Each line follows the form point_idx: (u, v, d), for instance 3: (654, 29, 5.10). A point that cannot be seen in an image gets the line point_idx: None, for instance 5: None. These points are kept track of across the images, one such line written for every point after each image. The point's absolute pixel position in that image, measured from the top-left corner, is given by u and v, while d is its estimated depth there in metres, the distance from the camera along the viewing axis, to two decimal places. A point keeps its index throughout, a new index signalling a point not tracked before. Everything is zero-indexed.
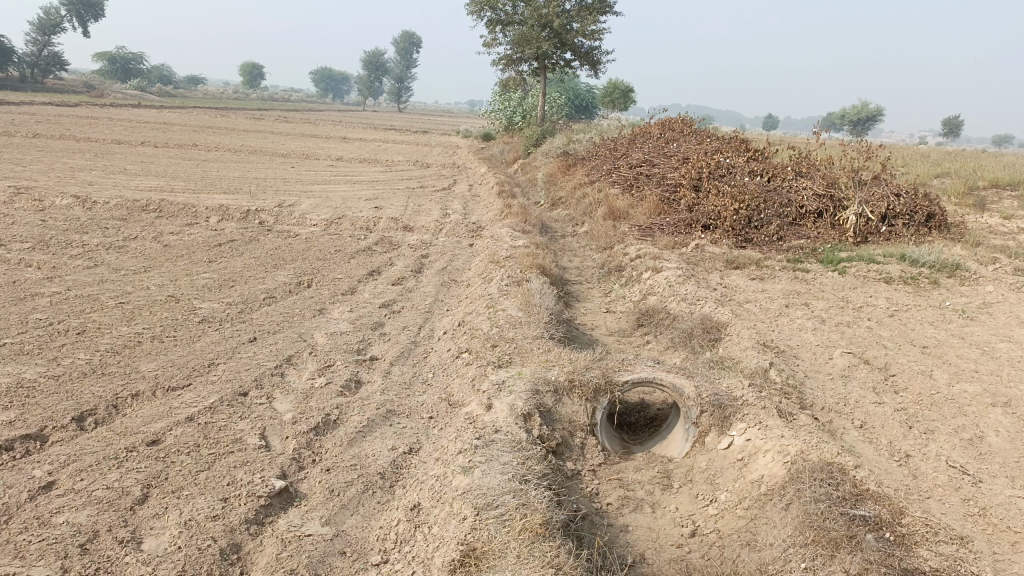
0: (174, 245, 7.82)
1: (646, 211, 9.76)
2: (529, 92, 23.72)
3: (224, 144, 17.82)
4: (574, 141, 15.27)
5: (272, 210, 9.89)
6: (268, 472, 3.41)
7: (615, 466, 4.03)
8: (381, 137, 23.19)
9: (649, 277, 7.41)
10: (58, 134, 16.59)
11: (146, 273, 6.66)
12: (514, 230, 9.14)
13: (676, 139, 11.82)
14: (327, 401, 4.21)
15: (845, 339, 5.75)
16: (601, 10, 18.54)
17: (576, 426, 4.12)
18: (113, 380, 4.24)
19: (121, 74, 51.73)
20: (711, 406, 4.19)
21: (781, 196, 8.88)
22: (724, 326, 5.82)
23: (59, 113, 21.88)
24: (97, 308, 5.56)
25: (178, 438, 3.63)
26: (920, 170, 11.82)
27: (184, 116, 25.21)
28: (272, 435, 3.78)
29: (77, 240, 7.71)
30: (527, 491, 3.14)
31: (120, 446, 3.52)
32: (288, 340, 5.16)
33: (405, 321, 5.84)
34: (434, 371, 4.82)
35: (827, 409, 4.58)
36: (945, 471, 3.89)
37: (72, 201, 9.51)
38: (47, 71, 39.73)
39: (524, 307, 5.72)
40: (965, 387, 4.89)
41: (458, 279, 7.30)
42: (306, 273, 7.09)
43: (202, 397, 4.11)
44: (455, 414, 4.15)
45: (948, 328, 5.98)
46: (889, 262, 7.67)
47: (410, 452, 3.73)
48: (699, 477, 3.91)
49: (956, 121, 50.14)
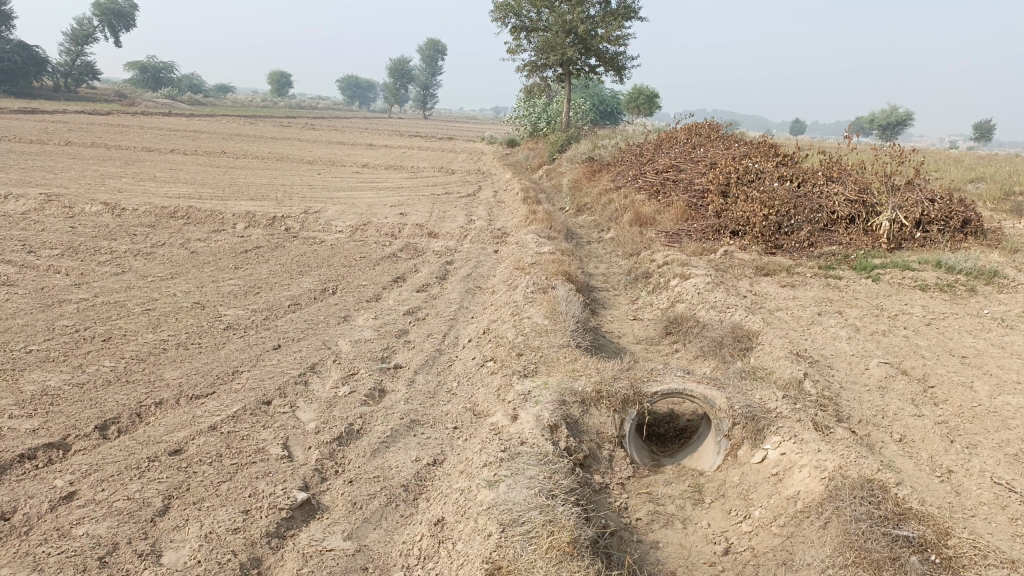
0: (201, 252, 7.84)
1: (674, 217, 9.63)
2: (554, 98, 23.65)
3: (251, 151, 17.97)
4: (599, 146, 15.18)
5: (298, 216, 9.89)
6: (290, 484, 3.35)
7: (644, 479, 3.93)
8: (407, 143, 23.25)
9: (677, 284, 7.28)
10: (89, 142, 16.83)
11: (172, 279, 6.67)
12: (539, 236, 9.06)
13: (703, 144, 11.68)
14: (350, 411, 4.15)
15: (881, 349, 5.59)
16: (626, 15, 18.43)
17: (604, 438, 4.03)
18: (137, 389, 4.21)
19: (151, 83, 52.58)
20: (744, 419, 4.07)
21: (813, 202, 8.71)
22: (755, 335, 5.68)
23: (91, 121, 22.21)
24: (124, 314, 5.56)
25: (200, 447, 3.59)
26: (954, 174, 11.55)
27: (212, 124, 25.46)
28: (295, 445, 3.73)
29: (105, 247, 7.75)
30: (555, 506, 3.04)
31: (142, 456, 3.48)
32: (312, 348, 5.11)
33: (430, 328, 5.78)
34: (459, 380, 4.75)
35: (863, 421, 4.43)
36: (990, 488, 3.73)
37: (101, 208, 9.59)
38: (80, 80, 40.37)
39: (550, 314, 5.63)
40: (1008, 400, 4.71)
41: (483, 285, 7.24)
42: (331, 279, 7.06)
43: (225, 406, 4.06)
44: (481, 425, 4.07)
45: (988, 337, 5.79)
46: (924, 269, 7.48)
47: (434, 464, 3.66)
48: (731, 492, 3.79)
49: (988, 125, 49.17)
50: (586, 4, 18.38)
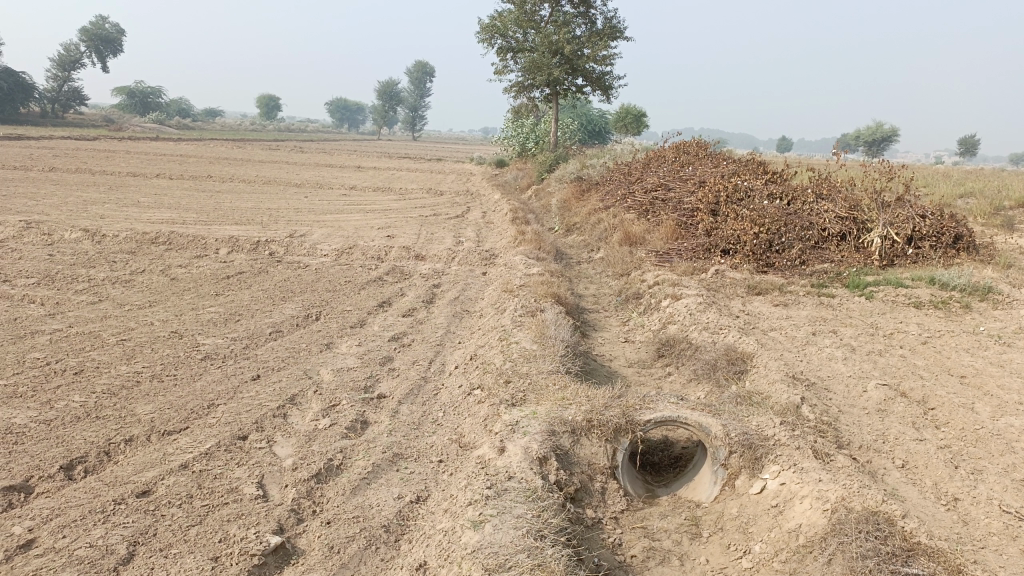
0: (181, 278, 7.66)
1: (664, 236, 9.51)
2: (542, 119, 23.64)
3: (237, 174, 17.80)
4: (588, 166, 15.08)
5: (282, 240, 9.72)
6: (264, 527, 3.16)
7: (639, 512, 3.76)
8: (395, 165, 23.14)
9: (668, 304, 7.14)
10: (73, 167, 16.65)
11: (150, 308, 6.47)
12: (528, 257, 8.90)
13: (692, 162, 11.60)
14: (330, 445, 3.97)
15: (879, 369, 5.45)
16: (612, 35, 18.48)
17: (596, 469, 3.86)
18: (107, 425, 4.02)
19: (139, 108, 52.47)
20: (742, 447, 3.92)
21: (803, 220, 8.60)
22: (750, 357, 5.54)
23: (77, 146, 22.05)
24: (97, 345, 5.37)
25: (170, 488, 3.41)
26: (944, 190, 11.50)
27: (198, 148, 25.31)
28: (271, 483, 3.54)
29: (82, 275, 7.56)
30: (545, 549, 2.87)
31: (108, 498, 3.29)
32: (292, 378, 4.93)
33: (415, 355, 5.62)
34: (445, 410, 4.57)
35: (864, 447, 4.29)
36: (999, 517, 3.57)
37: (81, 235, 9.41)
38: (67, 106, 40.21)
39: (539, 339, 5.47)
40: (1010, 422, 4.57)
41: (470, 309, 7.08)
42: (314, 305, 6.88)
43: (198, 442, 3.88)
44: (467, 458, 3.89)
45: (986, 356, 5.67)
46: (918, 286, 7.37)
47: (418, 502, 3.48)
48: (730, 525, 3.62)
49: (972, 141, 49.52)
50: (572, 25, 18.41)
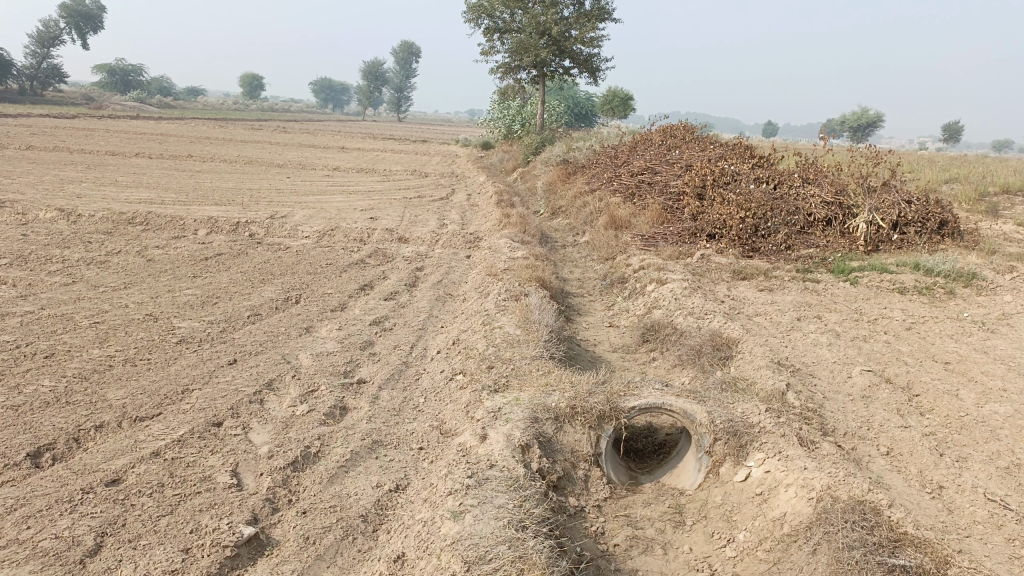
0: (159, 260, 7.50)
1: (649, 221, 9.43)
2: (528, 101, 23.49)
3: (219, 154, 17.54)
4: (574, 149, 14.96)
5: (263, 221, 9.55)
6: (237, 517, 3.08)
7: (622, 500, 3.70)
8: (380, 147, 22.93)
9: (653, 289, 7.08)
10: (51, 146, 16.33)
11: (126, 290, 6.33)
12: (513, 241, 8.81)
13: (678, 146, 11.52)
14: (308, 432, 3.88)
15: (864, 355, 5.42)
16: (599, 17, 18.27)
17: (579, 457, 3.80)
18: (77, 411, 3.90)
19: (120, 86, 51.64)
20: (727, 434, 3.87)
21: (789, 204, 8.55)
22: (735, 343, 5.49)
23: (56, 124, 21.66)
24: (70, 328, 5.23)
25: (141, 476, 3.31)
26: (929, 176, 11.50)
27: (180, 127, 24.92)
28: (246, 472, 3.45)
29: (57, 255, 7.39)
30: (526, 540, 2.80)
31: (76, 487, 3.19)
32: (270, 362, 4.82)
33: (397, 339, 5.52)
34: (426, 396, 4.49)
35: (849, 434, 4.25)
36: (984, 505, 3.55)
37: (56, 215, 9.20)
38: (47, 83, 39.43)
39: (523, 324, 5.39)
40: (995, 409, 4.55)
41: (454, 292, 6.98)
42: (295, 288, 6.76)
43: (171, 429, 3.77)
44: (448, 445, 3.82)
45: (970, 342, 5.65)
46: (902, 271, 7.36)
47: (397, 490, 3.40)
48: (714, 513, 3.57)
49: (955, 126, 49.69)
50: (560, 6, 18.18)
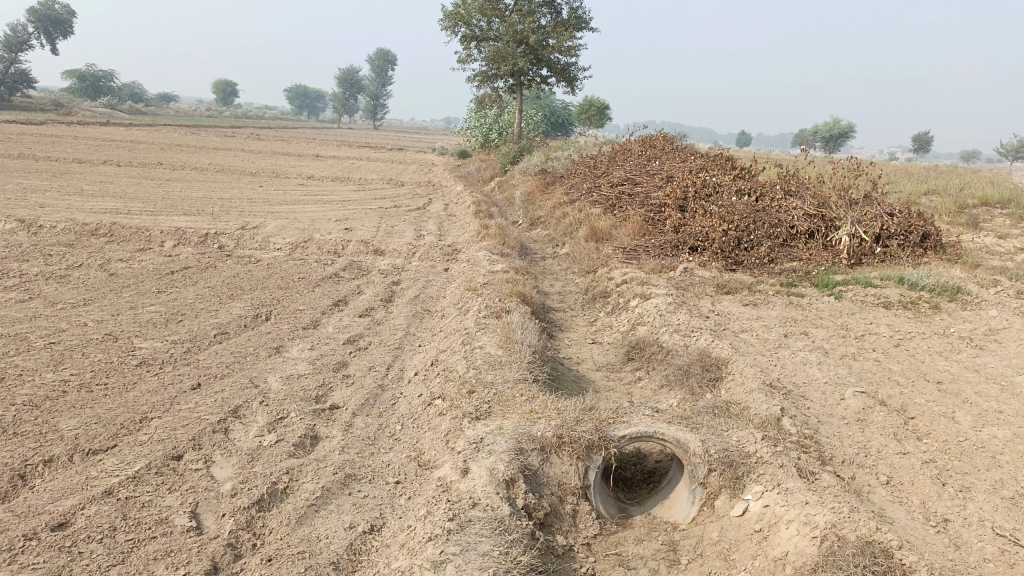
0: (122, 274, 7.17)
1: (631, 233, 9.26)
2: (506, 109, 23.31)
3: (189, 161, 17.13)
4: (553, 158, 14.78)
5: (233, 233, 9.23)
6: (194, 567, 2.80)
7: (613, 537, 3.47)
8: (357, 155, 22.63)
9: (636, 304, 6.88)
10: (14, 152, 15.83)
11: (85, 306, 6.00)
12: (492, 253, 8.58)
13: (659, 156, 11.37)
14: (275, 465, 3.61)
15: (855, 375, 5.26)
16: (577, 26, 18.14)
17: (566, 490, 3.57)
18: (23, 444, 3.59)
19: (91, 91, 50.77)
20: (722, 465, 3.67)
21: (772, 217, 8.39)
22: (725, 363, 5.29)
23: (22, 131, 21.06)
24: (22, 349, 4.91)
25: (91, 519, 3.02)
26: (908, 187, 11.45)
27: (152, 133, 24.44)
28: (207, 512, 3.17)
29: (14, 269, 7.04)
30: None
31: (18, 533, 2.90)
32: (236, 387, 4.53)
33: (372, 360, 5.26)
34: (403, 423, 4.23)
35: (846, 461, 4.07)
36: (993, 541, 3.38)
37: (16, 226, 8.81)
38: (15, 88, 38.68)
39: (504, 343, 5.15)
40: (994, 432, 4.39)
41: (432, 308, 6.73)
42: (265, 304, 6.47)
43: (126, 464, 3.49)
44: (427, 480, 3.57)
45: (960, 360, 5.51)
46: (887, 286, 7.23)
47: (372, 532, 3.15)
48: (710, 551, 3.36)
49: (925, 137, 50.26)
50: (537, 14, 18.02)
